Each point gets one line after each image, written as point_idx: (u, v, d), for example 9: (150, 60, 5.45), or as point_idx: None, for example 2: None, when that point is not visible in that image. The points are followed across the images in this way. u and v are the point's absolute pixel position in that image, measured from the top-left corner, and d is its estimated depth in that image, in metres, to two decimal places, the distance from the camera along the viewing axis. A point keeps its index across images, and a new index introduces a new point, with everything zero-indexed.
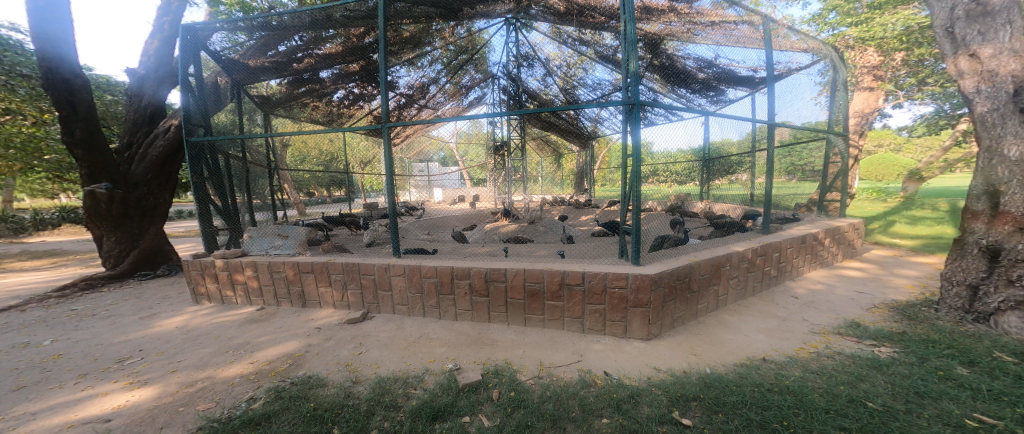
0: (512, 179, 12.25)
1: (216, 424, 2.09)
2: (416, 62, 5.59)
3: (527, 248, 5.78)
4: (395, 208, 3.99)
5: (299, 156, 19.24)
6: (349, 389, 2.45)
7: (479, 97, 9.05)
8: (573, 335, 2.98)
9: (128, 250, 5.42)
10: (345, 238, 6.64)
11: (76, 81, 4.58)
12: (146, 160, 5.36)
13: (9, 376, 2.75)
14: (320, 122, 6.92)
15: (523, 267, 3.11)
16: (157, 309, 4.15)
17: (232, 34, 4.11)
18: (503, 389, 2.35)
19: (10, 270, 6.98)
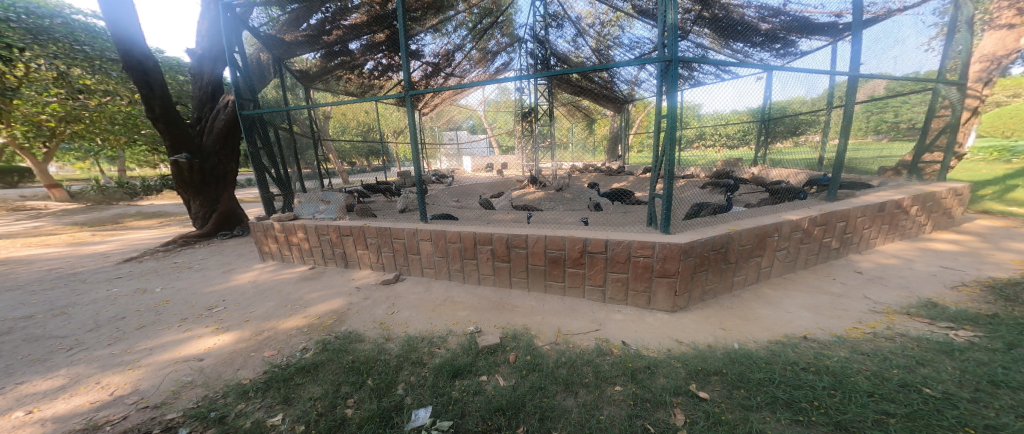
0: (539, 146, 12.02)
1: (277, 369, 2.43)
2: (441, 28, 5.55)
3: (548, 214, 5.73)
4: (421, 175, 4.11)
5: (341, 128, 20.59)
6: (381, 345, 2.67)
7: (505, 62, 8.83)
8: (592, 303, 2.93)
9: (210, 213, 6.34)
10: (381, 204, 7.11)
11: (148, 63, 5.22)
12: (214, 133, 6.08)
13: (135, 317, 3.42)
14: (355, 93, 7.25)
15: (543, 234, 3.06)
16: (234, 265, 4.85)
17: (267, 8, 4.42)
18: (520, 353, 2.39)
19: (130, 228, 8.56)
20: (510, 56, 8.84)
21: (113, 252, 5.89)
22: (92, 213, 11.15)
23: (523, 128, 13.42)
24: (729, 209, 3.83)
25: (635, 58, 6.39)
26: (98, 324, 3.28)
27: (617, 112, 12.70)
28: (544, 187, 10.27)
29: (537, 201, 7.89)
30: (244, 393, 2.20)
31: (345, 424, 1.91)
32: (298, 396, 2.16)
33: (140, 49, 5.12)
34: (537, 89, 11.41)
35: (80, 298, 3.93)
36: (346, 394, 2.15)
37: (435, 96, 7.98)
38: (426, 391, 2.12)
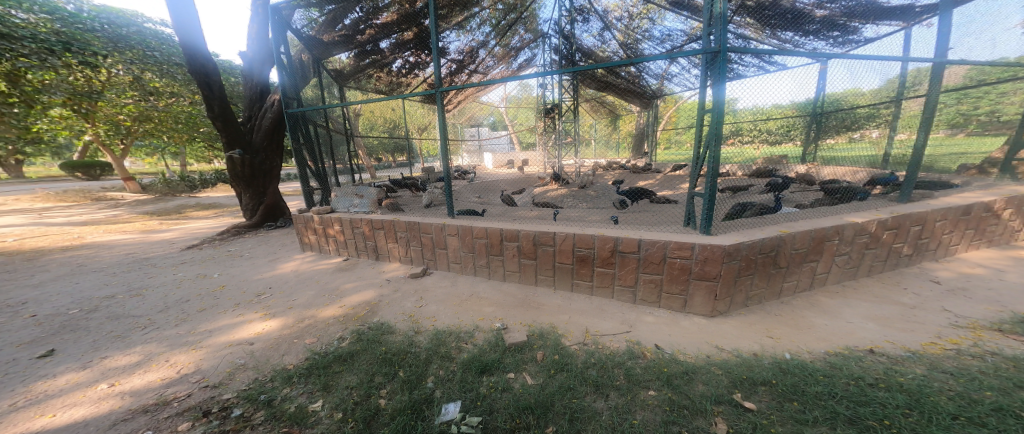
0: (561, 142, 11.92)
1: (316, 357, 2.53)
2: (466, 25, 5.55)
3: (575, 213, 5.66)
4: (450, 171, 4.15)
5: (368, 125, 21.21)
6: (411, 338, 2.72)
7: (528, 58, 8.77)
8: (622, 304, 2.87)
9: (257, 205, 6.68)
10: (407, 199, 7.25)
11: (209, 65, 5.55)
12: (262, 130, 6.39)
13: (196, 300, 3.66)
14: (384, 92, 7.31)
15: (571, 231, 3.02)
16: (279, 254, 5.10)
17: (308, 11, 4.69)
18: (548, 351, 2.36)
19: (190, 217, 9.22)
20: (534, 52, 8.78)
21: (177, 239, 6.37)
22: (162, 203, 11.99)
23: (545, 125, 13.38)
24: (778, 209, 3.65)
25: (666, 52, 6.19)
26: (165, 305, 3.55)
27: (644, 107, 12.36)
28: (568, 185, 10.17)
29: (561, 199, 7.81)
30: (288, 378, 2.31)
31: (379, 415, 1.96)
32: (336, 384, 2.24)
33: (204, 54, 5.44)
34: (561, 85, 11.28)
35: (150, 280, 4.28)
36: (379, 384, 2.21)
37: (458, 94, 8.03)
38: (455, 386, 2.14)
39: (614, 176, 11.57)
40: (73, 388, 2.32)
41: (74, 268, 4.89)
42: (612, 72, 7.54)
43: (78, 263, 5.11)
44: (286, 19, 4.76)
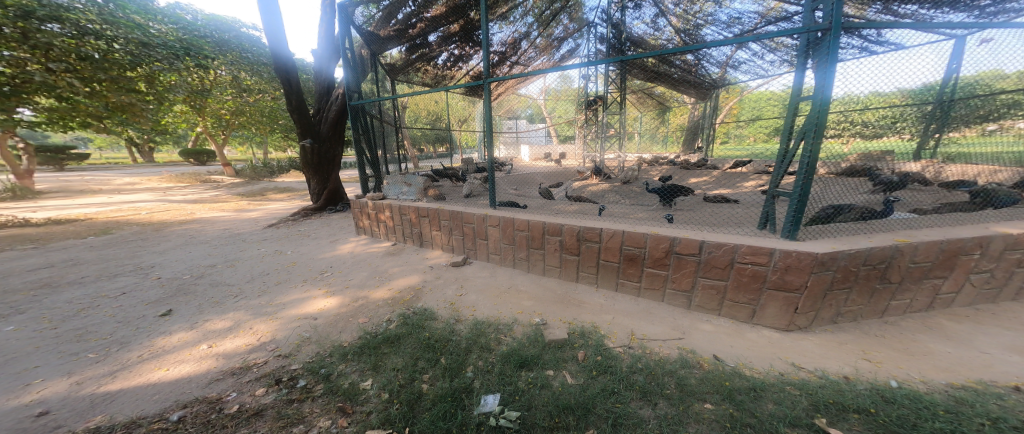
0: (604, 135, 11.63)
1: (368, 336, 2.67)
2: (509, 16, 5.47)
3: (619, 210, 5.50)
4: (492, 164, 4.27)
5: (411, 117, 22.00)
6: (453, 326, 2.77)
7: (572, 48, 8.56)
8: (671, 311, 2.75)
9: (322, 190, 7.16)
10: (448, 189, 7.40)
11: (289, 66, 6.21)
12: (328, 121, 6.86)
13: (273, 274, 4.05)
14: (429, 84, 7.45)
15: (620, 228, 2.94)
16: (339, 235, 5.46)
17: (366, 7, 4.90)
18: (590, 351, 2.30)
19: (269, 199, 10.27)
20: (577, 42, 8.55)
21: (261, 218, 7.13)
22: (249, 186, 13.48)
23: (586, 117, 13.18)
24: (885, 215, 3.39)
25: (733, 36, 5.77)
26: (251, 277, 3.98)
27: (698, 98, 11.59)
28: (608, 180, 9.95)
29: (601, 194, 7.64)
30: (344, 355, 2.47)
31: (421, 399, 2.02)
32: (384, 365, 2.35)
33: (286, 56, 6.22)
34: (607, 76, 10.96)
35: (241, 253, 4.82)
36: (423, 369, 2.28)
37: (500, 85, 8.00)
38: (494, 378, 2.14)
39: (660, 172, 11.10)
40: (183, 345, 2.71)
41: (185, 239, 5.69)
42: (665, 61, 7.15)
43: (185, 235, 5.93)
44: (349, 15, 5.02)
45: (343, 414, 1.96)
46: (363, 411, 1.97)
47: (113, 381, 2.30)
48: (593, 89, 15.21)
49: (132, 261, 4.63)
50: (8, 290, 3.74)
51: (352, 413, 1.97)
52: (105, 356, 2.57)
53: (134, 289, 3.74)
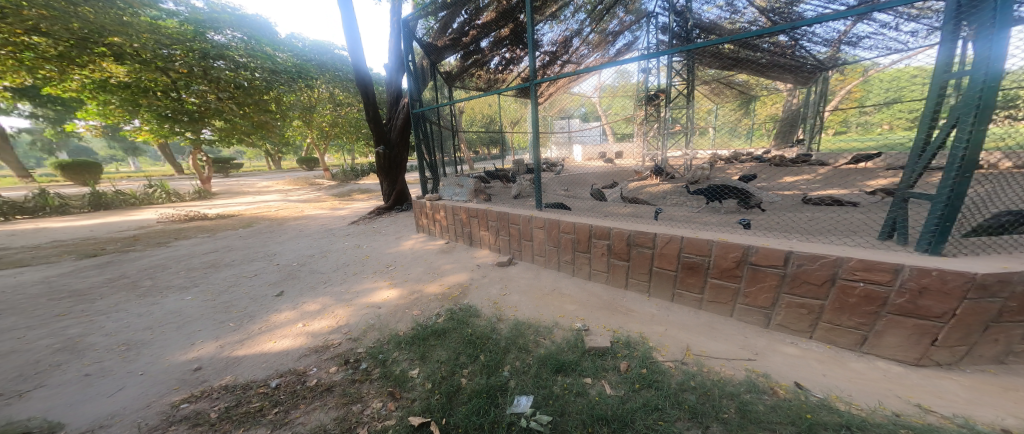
0: (669, 133, 10.89)
1: (419, 328, 2.88)
2: (559, 15, 5.41)
3: (684, 215, 5.10)
4: (539, 165, 4.27)
5: (468, 120, 22.95)
6: (494, 324, 2.85)
7: (630, 41, 8.16)
8: (736, 328, 2.51)
9: (391, 191, 7.84)
10: (498, 190, 7.57)
11: (367, 81, 7.01)
12: (396, 128, 7.50)
13: (352, 265, 4.57)
14: (483, 89, 7.68)
15: (681, 234, 2.76)
16: (403, 233, 5.93)
17: (426, 20, 5.26)
18: (634, 363, 2.19)
19: (354, 198, 11.59)
20: (635, 34, 8.10)
21: (346, 215, 8.10)
22: (340, 187, 15.40)
23: (647, 114, 12.52)
24: None
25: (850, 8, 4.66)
26: (336, 267, 4.56)
27: (801, 80, 10.40)
28: (669, 180, 9.34)
29: (663, 195, 7.18)
30: (398, 343, 2.70)
31: (459, 393, 2.13)
32: (430, 356, 2.52)
33: (364, 69, 6.95)
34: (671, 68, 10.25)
35: (331, 246, 5.54)
36: (463, 364, 2.39)
37: (551, 85, 7.97)
38: (529, 380, 2.15)
39: (735, 172, 10.02)
40: (287, 322, 3.21)
41: (295, 232, 6.72)
42: (747, 45, 6.36)
43: (298, 229, 7.01)
44: (411, 29, 5.44)
45: (392, 398, 2.15)
46: (408, 398, 2.14)
47: (240, 347, 2.82)
48: (656, 83, 14.29)
49: (262, 248, 5.63)
50: (190, 267, 4.84)
51: (400, 398, 2.14)
52: (240, 325, 3.16)
53: (260, 271, 4.54)
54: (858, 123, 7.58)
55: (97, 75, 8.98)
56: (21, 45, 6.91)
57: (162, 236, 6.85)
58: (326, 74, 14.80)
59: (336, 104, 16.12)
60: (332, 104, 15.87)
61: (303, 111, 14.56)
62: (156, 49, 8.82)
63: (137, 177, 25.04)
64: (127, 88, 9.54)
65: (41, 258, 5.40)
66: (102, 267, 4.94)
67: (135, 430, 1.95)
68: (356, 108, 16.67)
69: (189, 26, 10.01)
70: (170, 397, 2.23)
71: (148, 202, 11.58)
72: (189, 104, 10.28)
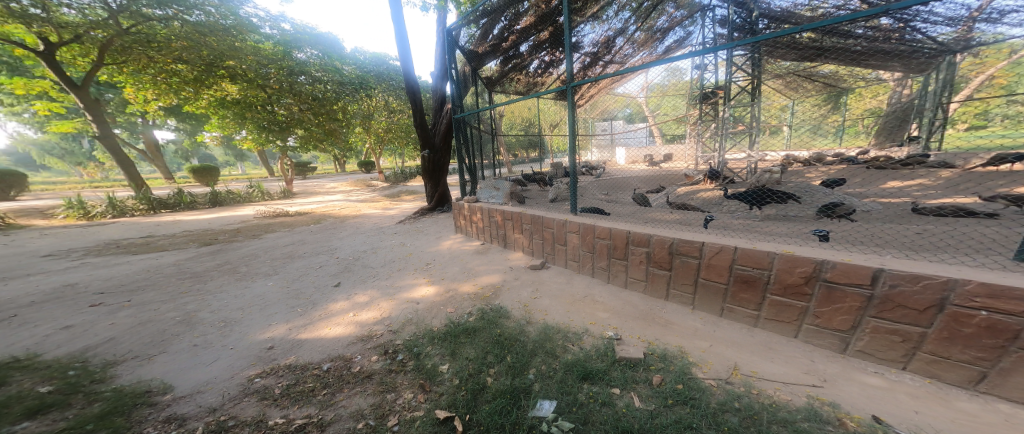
0: (730, 133, 10.05)
1: (451, 325, 2.98)
2: (601, 15, 5.31)
3: (740, 223, 4.69)
4: (575, 168, 4.21)
5: (508, 124, 23.24)
6: (523, 326, 2.86)
7: (683, 36, 7.59)
8: (797, 350, 2.24)
9: (433, 193, 8.19)
10: (535, 193, 7.58)
11: (416, 89, 7.41)
12: (439, 133, 7.84)
13: (397, 262, 4.86)
14: (522, 92, 7.79)
15: (737, 245, 2.54)
16: (443, 233, 6.16)
17: (468, 28, 5.43)
18: (669, 377, 2.07)
19: (403, 199, 12.31)
20: (689, 29, 7.56)
21: (395, 215, 8.64)
22: (390, 189, 16.49)
23: (701, 113, 11.75)
24: None
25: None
26: (384, 262, 4.87)
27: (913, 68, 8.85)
28: (727, 184, 8.65)
29: (719, 201, 6.65)
30: (431, 339, 2.82)
31: (484, 391, 2.17)
32: (460, 353, 2.60)
33: (413, 76, 7.36)
34: (732, 63, 9.45)
35: (381, 243, 5.94)
36: (490, 363, 2.43)
37: (592, 87, 7.86)
38: (554, 385, 2.13)
39: (816, 177, 8.92)
40: (340, 311, 3.51)
41: (353, 229, 7.32)
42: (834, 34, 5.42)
43: (356, 226, 7.62)
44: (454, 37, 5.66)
45: (422, 391, 2.25)
46: (437, 391, 2.23)
47: (301, 331, 3.14)
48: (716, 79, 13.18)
49: (325, 243, 6.20)
50: (273, 257, 5.48)
51: (430, 391, 2.24)
52: (305, 311, 3.52)
53: (321, 263, 5.01)
54: (994, 115, 6.17)
55: (218, 94, 11.29)
56: (171, 72, 9.97)
57: (258, 229, 7.89)
58: (382, 84, 16.69)
59: (390, 112, 17.12)
60: (387, 111, 16.96)
61: (364, 119, 15.69)
62: (256, 68, 11.01)
63: (241, 178, 29.38)
64: (238, 104, 11.50)
65: (173, 245, 6.50)
66: (216, 254, 5.81)
67: (219, 397, 2.26)
68: (407, 114, 17.63)
69: (276, 45, 12.12)
70: (247, 371, 2.55)
71: (251, 200, 13.37)
72: (279, 116, 12.00)
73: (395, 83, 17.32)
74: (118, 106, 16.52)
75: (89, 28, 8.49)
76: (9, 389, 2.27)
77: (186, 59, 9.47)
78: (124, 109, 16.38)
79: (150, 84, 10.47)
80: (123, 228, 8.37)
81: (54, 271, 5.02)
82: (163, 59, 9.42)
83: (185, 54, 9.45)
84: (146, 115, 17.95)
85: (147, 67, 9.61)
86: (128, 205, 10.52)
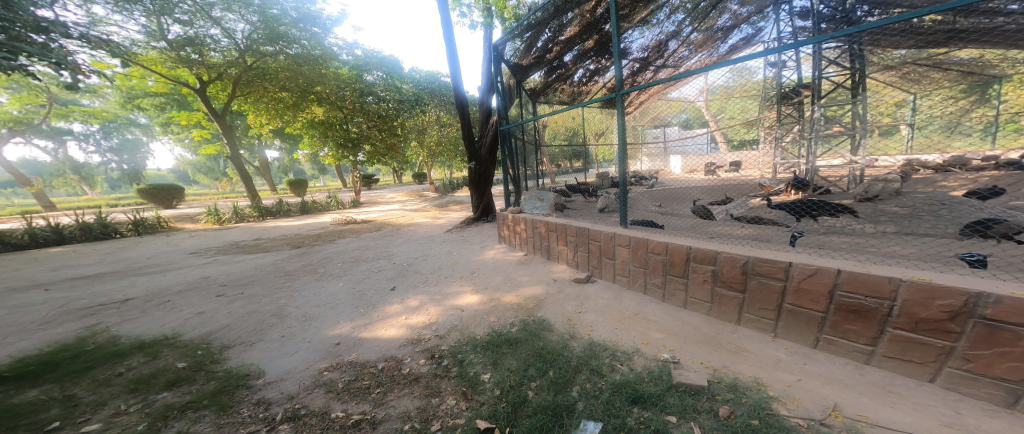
0: (825, 137, 8.80)
1: (493, 335, 2.98)
2: (651, 19, 5.13)
3: (838, 241, 4.05)
4: (625, 178, 4.02)
5: (553, 134, 23.15)
6: (567, 341, 2.76)
7: (752, 33, 6.74)
8: (930, 396, 1.79)
9: (478, 203, 8.40)
10: (580, 204, 7.43)
11: (465, 101, 7.74)
12: (485, 145, 8.07)
13: (444, 269, 5.04)
14: (566, 102, 7.77)
15: (841, 267, 2.15)
16: (488, 243, 6.25)
17: (513, 42, 5.48)
18: (738, 409, 1.82)
19: (451, 209, 12.79)
20: (764, 25, 6.85)
21: (445, 224, 9.00)
22: (441, 199, 17.22)
23: (781, 114, 10.62)
24: None
25: None
26: (433, 269, 5.08)
27: None
28: (815, 195, 7.68)
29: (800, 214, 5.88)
30: (474, 347, 2.85)
31: (524, 405, 2.13)
32: (502, 364, 2.58)
33: (462, 90, 7.72)
34: (821, 57, 8.29)
35: (431, 250, 6.20)
36: (532, 376, 2.38)
37: (641, 93, 7.64)
38: (600, 406, 2.01)
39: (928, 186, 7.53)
40: (393, 314, 3.70)
41: (408, 237, 7.73)
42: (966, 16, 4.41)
43: (410, 234, 8.04)
44: (500, 52, 5.80)
45: (464, 398, 2.26)
46: (478, 400, 2.22)
47: (358, 330, 3.36)
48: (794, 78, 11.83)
49: (385, 249, 6.66)
50: (342, 260, 6.01)
51: (471, 400, 2.24)
52: (366, 312, 3.77)
53: (379, 268, 5.37)
54: None
55: (308, 116, 13.01)
56: (279, 101, 12.19)
57: (335, 234, 8.71)
58: (434, 100, 17.39)
59: (441, 125, 18.05)
60: (438, 126, 17.82)
61: (418, 133, 16.67)
62: (335, 90, 12.58)
63: (321, 191, 33.06)
64: (321, 124, 12.97)
65: (272, 246, 7.45)
66: (302, 255, 6.52)
67: (296, 386, 2.48)
68: (456, 127, 18.35)
69: (350, 69, 13.51)
70: (318, 364, 2.77)
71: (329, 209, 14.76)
72: (351, 133, 13.24)
73: (445, 98, 18.08)
74: (243, 130, 19.36)
75: (227, 66, 10.61)
76: (156, 363, 2.77)
77: (287, 86, 11.63)
78: (245, 133, 19.51)
79: (265, 111, 12.66)
80: (243, 232, 9.77)
81: (195, 265, 6.03)
82: (273, 88, 11.63)
83: (287, 82, 11.59)
84: (258, 138, 21.23)
85: (263, 96, 11.91)
86: (246, 212, 12.29)
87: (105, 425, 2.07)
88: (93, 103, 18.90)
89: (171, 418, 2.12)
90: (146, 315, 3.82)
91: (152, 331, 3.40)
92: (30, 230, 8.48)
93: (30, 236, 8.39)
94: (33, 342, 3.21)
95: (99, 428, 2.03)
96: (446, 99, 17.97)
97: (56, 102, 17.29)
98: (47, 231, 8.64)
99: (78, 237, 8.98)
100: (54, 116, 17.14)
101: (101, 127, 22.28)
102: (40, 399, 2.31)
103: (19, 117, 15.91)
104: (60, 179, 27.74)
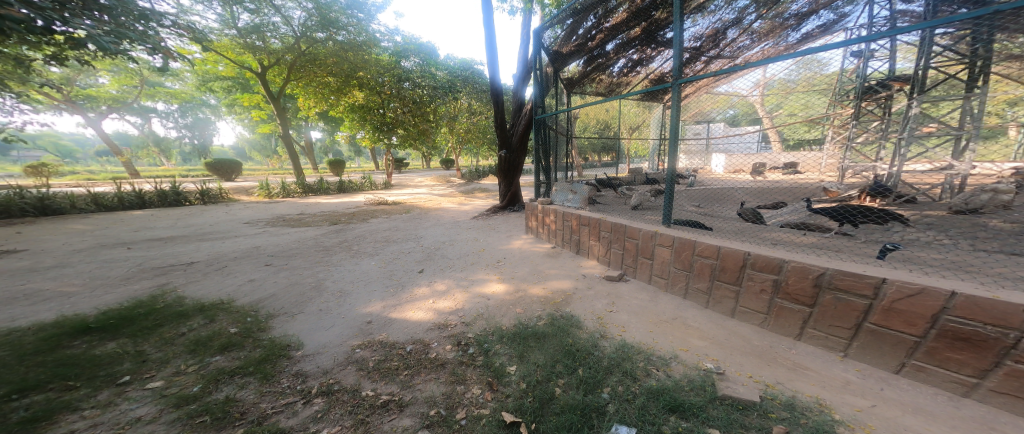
0: (911, 139, 7.82)
1: (521, 326, 2.96)
2: (708, 5, 4.83)
3: (905, 256, 3.69)
4: (673, 176, 3.83)
5: (584, 125, 22.51)
6: (597, 340, 2.67)
7: (832, 20, 5.98)
8: None
9: (506, 192, 8.36)
10: (612, 200, 7.20)
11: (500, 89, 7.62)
12: (517, 134, 7.94)
13: (471, 255, 5.04)
14: (601, 93, 7.54)
15: (955, 289, 1.91)
16: (514, 232, 6.21)
17: (553, 29, 5.45)
18: (795, 430, 1.69)
19: (477, 196, 12.81)
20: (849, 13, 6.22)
21: (472, 210, 9.02)
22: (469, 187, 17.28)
23: (858, 110, 9.69)
24: None
25: None
26: (461, 255, 5.09)
27: None
28: (897, 204, 6.98)
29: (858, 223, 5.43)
30: (500, 337, 2.82)
31: (552, 402, 2.06)
32: (528, 357, 2.53)
33: (497, 78, 7.61)
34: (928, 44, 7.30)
35: (459, 236, 6.22)
36: (559, 373, 2.32)
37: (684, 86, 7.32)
38: (633, 411, 1.93)
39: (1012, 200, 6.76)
40: (421, 297, 3.73)
41: (435, 221, 7.82)
42: None
43: (437, 218, 8.11)
44: (541, 38, 5.69)
45: (490, 389, 2.24)
46: (504, 392, 2.20)
47: (388, 310, 3.41)
48: (868, 74, 10.75)
49: (414, 231, 6.75)
50: (375, 239, 6.14)
51: (496, 391, 2.22)
52: (395, 292, 3.83)
53: (408, 250, 5.45)
54: None
55: (349, 100, 13.17)
56: (326, 85, 12.58)
57: (369, 214, 8.96)
58: (468, 87, 17.27)
59: (472, 113, 17.92)
60: (469, 113, 17.70)
61: (449, 120, 16.68)
62: (376, 76, 12.87)
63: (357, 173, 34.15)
64: (363, 108, 13.11)
65: (313, 221, 7.76)
66: (339, 232, 6.73)
67: (330, 361, 2.54)
68: (487, 116, 18.23)
69: (392, 56, 13.77)
70: (352, 340, 2.83)
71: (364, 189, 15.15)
72: (387, 118, 13.27)
73: (479, 85, 17.97)
74: (293, 112, 20.25)
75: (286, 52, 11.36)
76: (212, 326, 2.93)
77: (333, 71, 12.28)
78: (295, 115, 20.41)
79: (313, 95, 13.04)
80: (290, 206, 10.23)
81: (248, 235, 6.33)
82: (321, 73, 12.26)
83: (334, 67, 12.22)
84: (307, 120, 22.19)
85: (312, 80, 12.42)
86: (292, 188, 12.94)
87: (166, 383, 2.20)
88: (173, 85, 20.71)
89: (222, 382, 2.23)
90: (206, 279, 4.07)
91: (212, 294, 3.61)
92: (120, 193, 9.28)
93: (119, 199, 9.18)
94: (113, 296, 3.49)
95: (161, 385, 2.17)
96: (480, 87, 17.89)
97: (145, 83, 19.18)
98: (132, 195, 9.40)
99: (156, 203, 9.69)
100: (142, 96, 19.01)
101: (181, 106, 24.53)
102: (117, 351, 2.50)
103: (117, 97, 17.69)
104: (142, 151, 30.78)
